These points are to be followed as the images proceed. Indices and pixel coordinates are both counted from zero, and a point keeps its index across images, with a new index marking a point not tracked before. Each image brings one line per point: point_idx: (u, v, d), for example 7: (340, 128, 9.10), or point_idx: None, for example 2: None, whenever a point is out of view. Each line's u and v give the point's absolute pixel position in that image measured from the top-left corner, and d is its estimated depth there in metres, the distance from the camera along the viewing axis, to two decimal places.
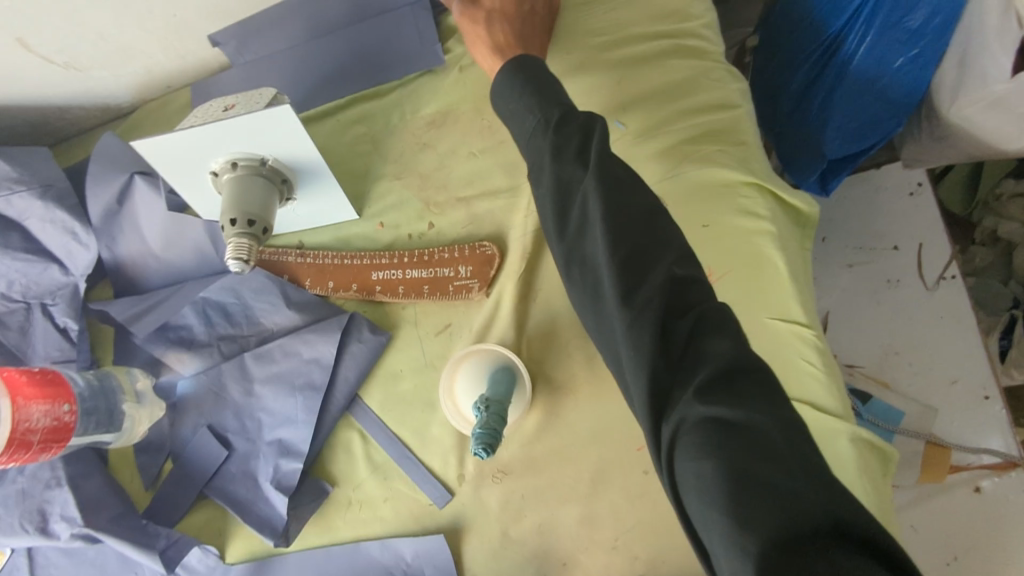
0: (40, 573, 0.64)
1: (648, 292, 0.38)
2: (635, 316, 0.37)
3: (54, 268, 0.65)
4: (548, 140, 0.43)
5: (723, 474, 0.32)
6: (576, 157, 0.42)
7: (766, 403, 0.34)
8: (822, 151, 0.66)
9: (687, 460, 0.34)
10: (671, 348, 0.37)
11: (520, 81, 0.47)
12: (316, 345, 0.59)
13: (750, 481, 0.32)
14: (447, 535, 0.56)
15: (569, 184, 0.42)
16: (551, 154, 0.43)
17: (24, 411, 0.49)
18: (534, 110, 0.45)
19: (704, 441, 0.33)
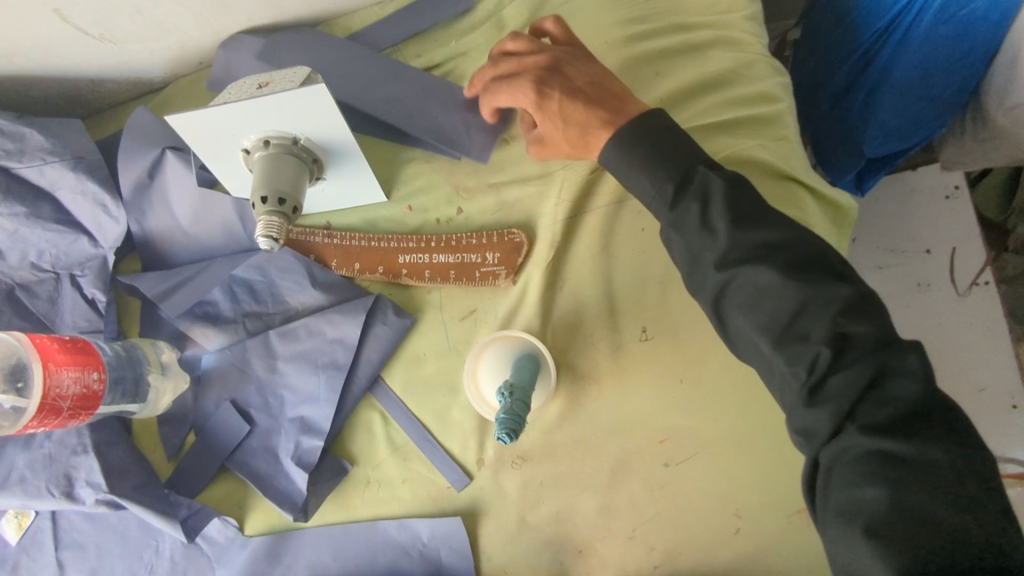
0: (64, 536, 0.66)
1: (811, 337, 0.39)
2: (799, 361, 0.39)
3: (84, 240, 0.66)
4: (666, 216, 0.44)
5: (881, 507, 0.36)
6: (703, 229, 0.42)
7: (940, 444, 0.36)
8: (862, 149, 0.64)
9: (846, 489, 0.37)
10: (827, 400, 0.39)
11: (639, 151, 0.46)
12: (341, 326, 0.60)
13: (914, 514, 0.35)
14: (464, 518, 0.56)
15: (700, 257, 0.42)
16: (672, 230, 0.43)
17: (54, 377, 0.50)
18: (650, 182, 0.45)
19: (867, 477, 0.36)
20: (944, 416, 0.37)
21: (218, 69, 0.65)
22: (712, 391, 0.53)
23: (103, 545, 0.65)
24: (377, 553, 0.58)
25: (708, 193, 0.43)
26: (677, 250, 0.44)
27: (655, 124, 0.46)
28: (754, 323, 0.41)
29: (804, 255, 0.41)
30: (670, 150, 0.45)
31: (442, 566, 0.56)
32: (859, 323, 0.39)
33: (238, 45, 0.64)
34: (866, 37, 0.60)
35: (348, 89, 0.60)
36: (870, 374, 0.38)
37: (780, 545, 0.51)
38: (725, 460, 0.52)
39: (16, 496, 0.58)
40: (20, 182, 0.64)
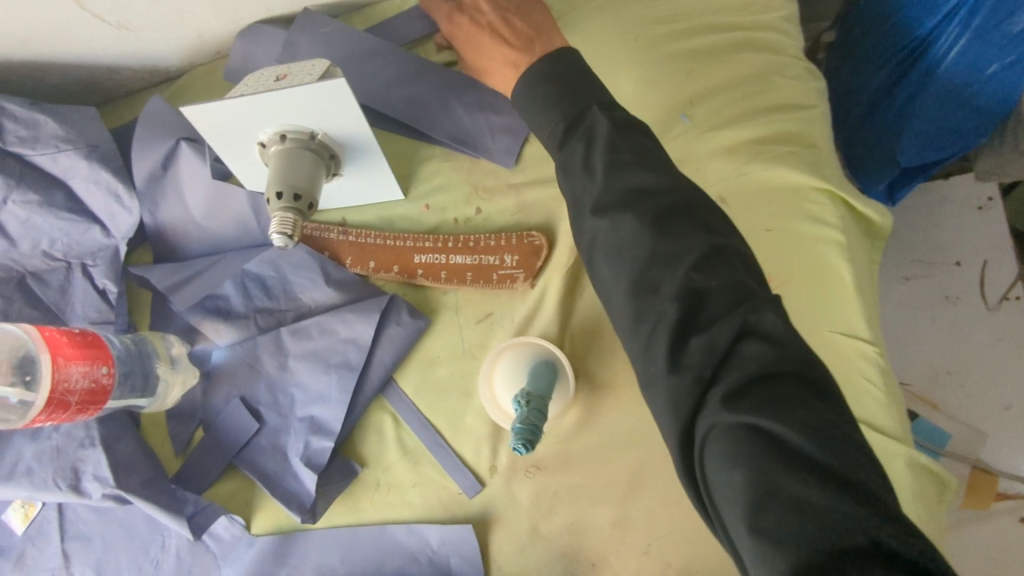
0: (70, 527, 0.65)
1: (671, 292, 0.37)
2: (650, 316, 0.37)
3: (96, 230, 0.65)
4: (555, 158, 0.42)
5: (748, 488, 0.32)
6: (583, 171, 0.41)
7: (803, 410, 0.33)
8: (896, 158, 0.63)
9: (716, 469, 0.33)
10: (688, 363, 0.36)
11: (540, 91, 0.44)
12: (354, 325, 0.58)
13: (777, 490, 0.31)
14: (475, 526, 0.55)
15: (582, 202, 0.41)
16: (560, 172, 0.42)
17: (63, 371, 0.49)
18: (544, 118, 0.43)
19: (728, 447, 0.33)
20: (810, 380, 0.34)
21: (235, 60, 0.64)
22: None
23: (109, 538, 0.64)
24: (385, 558, 0.57)
25: (594, 136, 0.41)
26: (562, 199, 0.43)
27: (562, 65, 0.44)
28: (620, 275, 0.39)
29: (671, 204, 0.39)
30: (564, 88, 0.43)
31: (451, 574, 0.55)
32: (713, 279, 0.37)
33: (255, 35, 0.63)
34: (912, 36, 0.58)
35: (371, 89, 0.59)
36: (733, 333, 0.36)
37: None
38: None
39: (23, 487, 0.58)
40: (33, 169, 0.63)
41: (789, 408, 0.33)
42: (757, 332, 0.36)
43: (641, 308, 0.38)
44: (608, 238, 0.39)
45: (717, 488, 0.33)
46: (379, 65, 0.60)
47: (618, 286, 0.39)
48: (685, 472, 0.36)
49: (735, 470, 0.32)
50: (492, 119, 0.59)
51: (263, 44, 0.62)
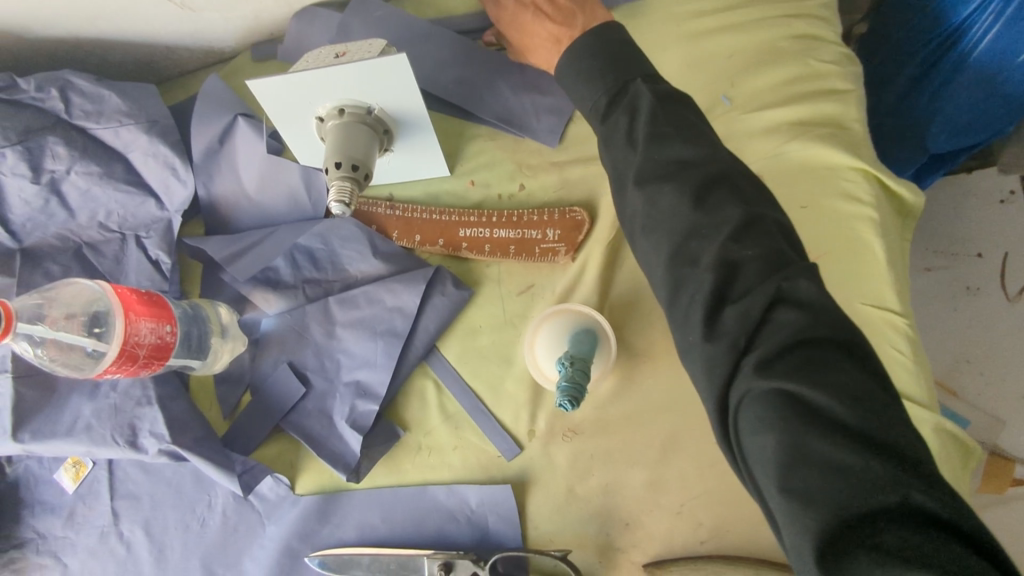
0: (119, 486, 0.68)
1: (709, 262, 0.39)
2: (691, 287, 0.39)
3: (151, 203, 0.67)
4: (598, 129, 0.45)
5: (779, 452, 0.34)
6: (626, 143, 0.44)
7: (837, 377, 0.35)
8: (925, 145, 0.66)
9: (749, 434, 0.35)
10: (724, 332, 0.38)
11: (579, 66, 0.47)
12: (401, 294, 0.61)
13: (807, 453, 0.34)
14: (514, 486, 0.58)
15: (624, 173, 0.43)
16: (601, 142, 0.45)
17: (134, 325, 0.51)
18: (587, 93, 0.46)
19: (763, 411, 0.35)
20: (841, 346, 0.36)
21: (290, 40, 0.67)
22: None
23: (157, 497, 0.67)
24: (425, 517, 0.60)
25: (637, 109, 0.44)
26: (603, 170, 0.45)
27: (601, 42, 0.47)
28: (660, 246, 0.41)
29: (708, 175, 0.41)
30: (607, 58, 0.46)
31: (489, 532, 0.58)
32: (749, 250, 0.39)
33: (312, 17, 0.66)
34: (945, 26, 0.60)
35: (422, 70, 0.62)
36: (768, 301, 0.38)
37: None
38: None
39: (82, 443, 0.60)
40: (95, 141, 0.66)
41: (822, 377, 0.35)
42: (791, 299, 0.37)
43: (680, 276, 0.40)
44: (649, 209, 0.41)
45: (751, 451, 0.36)
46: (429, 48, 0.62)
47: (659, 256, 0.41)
48: (720, 433, 0.38)
49: (770, 435, 0.34)
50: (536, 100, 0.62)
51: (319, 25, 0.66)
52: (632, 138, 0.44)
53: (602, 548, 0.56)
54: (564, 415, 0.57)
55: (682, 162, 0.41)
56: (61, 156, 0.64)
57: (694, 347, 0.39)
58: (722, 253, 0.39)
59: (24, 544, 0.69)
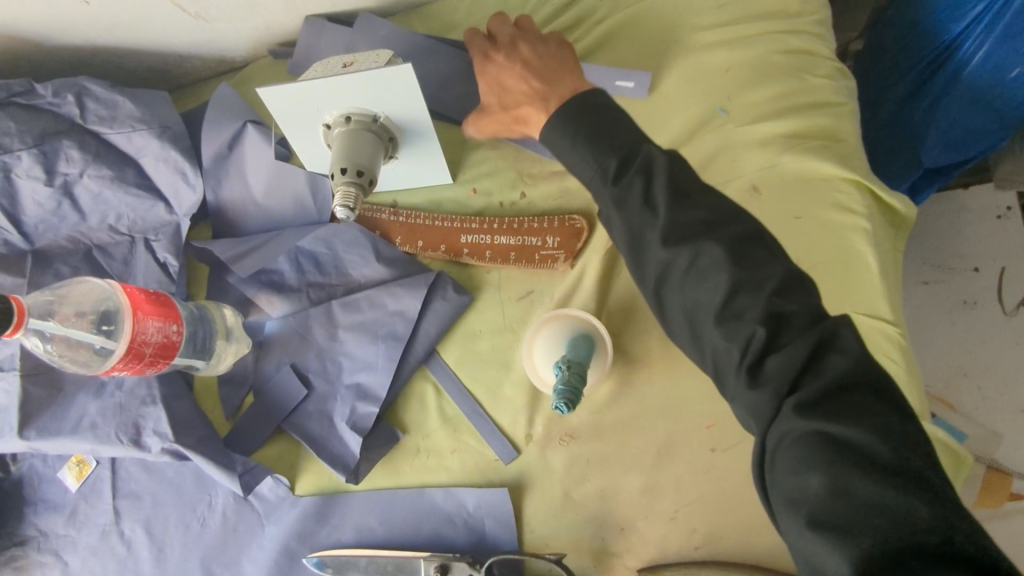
0: (121, 485, 0.69)
1: (749, 313, 0.40)
2: (732, 338, 0.40)
3: (160, 207, 0.69)
4: (609, 192, 0.45)
5: (823, 495, 0.35)
6: (642, 205, 0.43)
7: (878, 421, 0.36)
8: (919, 157, 0.67)
9: (791, 477, 0.36)
10: (769, 380, 0.38)
11: (569, 135, 0.47)
12: (403, 298, 0.62)
13: (849, 496, 0.35)
14: (510, 490, 0.58)
15: (643, 234, 0.43)
16: (614, 205, 0.44)
17: (141, 324, 0.52)
18: (590, 157, 0.46)
19: (810, 457, 0.36)
20: (880, 393, 0.37)
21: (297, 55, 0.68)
22: None
23: (159, 497, 0.68)
24: (422, 520, 0.60)
25: (652, 171, 0.44)
26: (617, 229, 0.45)
27: (589, 106, 0.48)
28: (697, 297, 0.42)
29: (734, 232, 0.42)
30: (603, 124, 0.47)
31: (486, 535, 0.59)
32: (790, 302, 0.40)
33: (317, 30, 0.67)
34: (938, 42, 0.61)
35: (427, 80, 0.64)
36: (812, 349, 0.38)
37: None
38: None
39: (87, 440, 0.61)
40: (107, 147, 0.67)
41: (864, 422, 0.36)
42: (834, 348, 0.38)
43: (718, 326, 0.41)
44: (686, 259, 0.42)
45: (794, 496, 0.36)
46: (435, 58, 0.64)
47: (700, 303, 0.41)
48: (761, 478, 0.39)
49: (818, 479, 0.35)
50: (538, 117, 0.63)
51: (326, 39, 0.67)
52: (648, 201, 0.43)
53: (597, 552, 0.56)
54: (561, 420, 0.58)
55: (708, 223, 0.42)
56: (74, 159, 0.66)
57: (740, 394, 0.40)
58: (763, 304, 0.40)
59: (27, 541, 0.70)
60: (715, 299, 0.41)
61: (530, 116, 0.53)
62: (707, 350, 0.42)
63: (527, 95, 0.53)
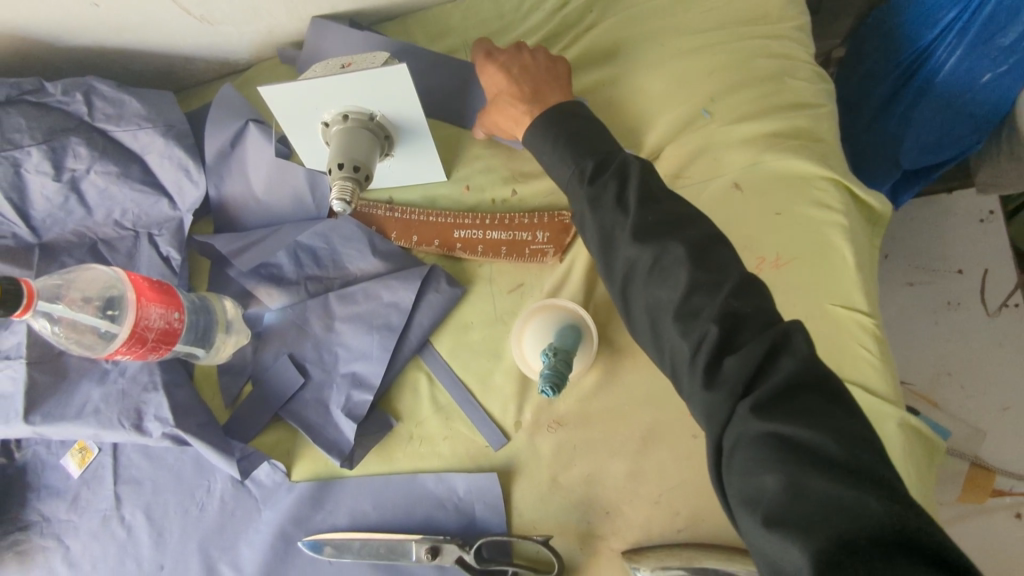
0: (123, 472, 0.71)
1: (707, 314, 0.42)
2: (691, 338, 0.42)
3: (164, 202, 0.71)
4: (584, 193, 0.48)
5: (776, 490, 0.36)
6: (615, 204, 0.47)
7: (827, 419, 0.37)
8: (898, 162, 0.69)
9: (746, 472, 0.37)
10: (724, 380, 0.40)
11: (550, 138, 0.52)
12: (397, 290, 0.64)
13: (802, 489, 0.36)
14: (499, 475, 0.60)
15: (612, 234, 0.46)
16: (588, 205, 0.48)
17: (145, 309, 0.55)
18: (569, 161, 0.50)
19: (765, 456, 0.37)
20: (829, 393, 0.39)
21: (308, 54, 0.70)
22: None
23: (159, 483, 0.70)
24: (414, 505, 0.62)
25: (626, 174, 0.48)
26: (590, 231, 0.48)
27: (568, 117, 0.52)
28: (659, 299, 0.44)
29: (694, 238, 0.45)
30: (582, 132, 0.51)
31: (475, 520, 0.61)
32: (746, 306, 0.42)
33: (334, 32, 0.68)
34: (910, 50, 0.64)
35: (423, 81, 0.66)
36: (766, 350, 0.40)
37: None
38: None
39: (90, 425, 0.63)
40: (114, 144, 0.69)
41: (813, 418, 0.37)
42: (786, 349, 0.40)
43: (678, 327, 0.43)
44: (648, 268, 0.44)
45: (750, 492, 0.37)
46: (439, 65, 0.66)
47: (663, 307, 0.44)
48: (719, 478, 0.40)
49: (770, 472, 0.36)
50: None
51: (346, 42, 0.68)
52: (620, 203, 0.47)
53: (583, 534, 0.58)
54: (548, 408, 0.60)
55: (672, 225, 0.45)
56: (82, 156, 0.68)
57: (698, 394, 0.41)
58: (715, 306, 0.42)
59: (29, 526, 0.72)
60: (676, 299, 0.43)
61: (517, 118, 0.57)
62: (670, 352, 0.44)
63: (511, 97, 0.57)
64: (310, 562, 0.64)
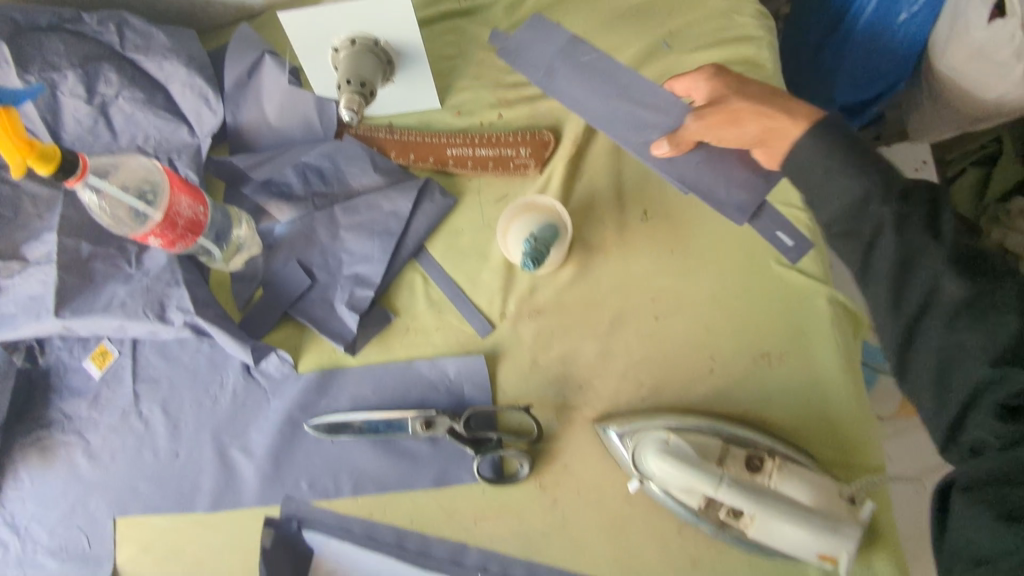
0: (140, 371, 0.77)
1: (956, 319, 0.48)
2: (987, 342, 0.47)
3: (184, 129, 0.78)
4: (858, 185, 0.52)
5: (1004, 486, 0.48)
6: (927, 228, 0.49)
7: None
8: (834, 97, 0.80)
9: (981, 467, 0.49)
10: (1012, 376, 0.46)
11: (817, 140, 0.55)
12: (396, 199, 0.72)
13: (1012, 504, 0.48)
14: (485, 358, 0.68)
15: (874, 238, 0.52)
16: (862, 201, 0.52)
17: (176, 198, 0.62)
18: (853, 163, 0.53)
19: (1005, 459, 0.48)
20: None
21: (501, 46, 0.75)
22: (700, 259, 0.66)
23: (174, 381, 0.76)
24: (409, 388, 0.70)
25: (937, 201, 0.51)
26: (862, 233, 0.53)
27: (824, 136, 0.54)
28: (952, 294, 0.48)
29: (946, 257, 0.49)
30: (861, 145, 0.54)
31: (463, 398, 0.68)
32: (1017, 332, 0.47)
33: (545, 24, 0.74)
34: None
35: None
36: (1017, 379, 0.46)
37: (748, 381, 0.63)
38: (704, 313, 0.65)
39: (117, 316, 0.70)
40: (141, 73, 0.77)
41: None
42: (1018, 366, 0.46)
43: (932, 325, 0.49)
44: (896, 252, 0.50)
45: (975, 476, 0.50)
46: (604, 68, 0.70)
47: (880, 295, 0.52)
48: (943, 446, 0.52)
49: (1001, 462, 0.48)
50: (720, 169, 0.65)
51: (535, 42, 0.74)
52: (906, 218, 0.50)
53: (558, 406, 0.66)
54: (529, 300, 0.68)
55: (976, 257, 0.49)
56: (112, 82, 0.75)
57: (920, 386, 0.51)
58: (923, 273, 0.49)
59: (52, 424, 0.78)
60: (954, 318, 0.48)
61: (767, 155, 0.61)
62: (889, 334, 0.52)
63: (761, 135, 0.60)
64: (314, 441, 0.72)
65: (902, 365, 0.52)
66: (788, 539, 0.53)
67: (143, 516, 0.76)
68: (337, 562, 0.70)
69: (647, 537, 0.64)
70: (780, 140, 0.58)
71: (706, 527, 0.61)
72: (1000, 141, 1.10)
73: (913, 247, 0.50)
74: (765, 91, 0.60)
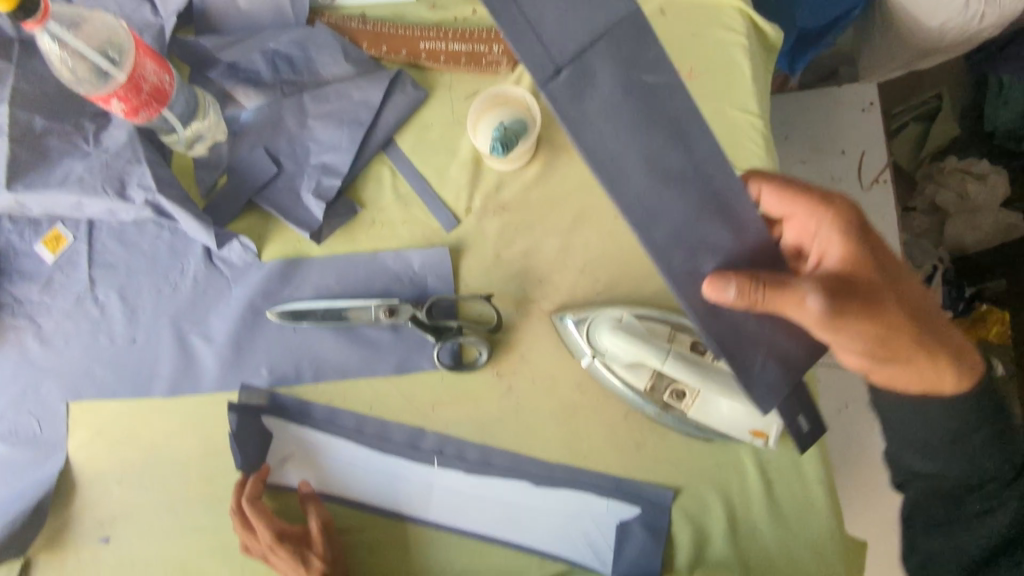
0: (97, 257, 0.76)
1: (984, 463, 0.64)
2: (954, 463, 0.65)
3: (146, 7, 0.75)
4: (959, 394, 0.62)
5: (948, 487, 0.66)
6: (962, 395, 0.62)
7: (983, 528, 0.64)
8: (796, 23, 0.83)
9: (911, 485, 0.68)
10: (970, 507, 0.65)
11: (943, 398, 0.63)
12: (367, 90, 0.72)
13: (939, 502, 0.66)
14: (450, 251, 0.70)
15: (955, 424, 0.64)
16: (948, 403, 0.63)
17: (141, 62, 0.61)
18: (965, 395, 0.62)
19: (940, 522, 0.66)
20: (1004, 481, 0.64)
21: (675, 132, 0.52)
22: None
23: (131, 267, 0.75)
24: (373, 278, 0.71)
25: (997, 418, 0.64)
26: (931, 422, 0.65)
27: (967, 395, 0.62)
28: (943, 435, 0.64)
29: (966, 419, 0.63)
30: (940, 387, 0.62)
31: (427, 290, 0.70)
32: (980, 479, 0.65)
33: (598, 110, 0.45)
34: None
35: None
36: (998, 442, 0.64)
37: None
38: None
39: (74, 192, 0.69)
40: None
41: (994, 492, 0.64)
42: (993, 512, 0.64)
43: (983, 434, 0.64)
44: (956, 411, 0.63)
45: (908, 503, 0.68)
46: (671, 115, 0.46)
47: (925, 437, 0.65)
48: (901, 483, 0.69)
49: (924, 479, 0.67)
50: (776, 324, 0.54)
51: (601, 131, 0.45)
52: (953, 425, 0.64)
53: (519, 299, 0.69)
54: (495, 196, 0.70)
55: (1000, 431, 0.64)
56: None
57: (933, 449, 0.65)
58: (980, 436, 0.64)
59: (3, 307, 0.77)
60: (943, 440, 0.65)
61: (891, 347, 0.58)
62: (926, 426, 0.65)
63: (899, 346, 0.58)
64: (276, 330, 0.73)
65: (900, 454, 0.68)
66: (727, 411, 0.60)
67: (98, 400, 0.75)
68: (296, 444, 0.72)
69: (594, 423, 0.68)
70: (919, 368, 0.61)
71: (651, 411, 0.64)
72: (940, 99, 1.25)
73: (961, 418, 0.63)
74: (893, 262, 0.59)
